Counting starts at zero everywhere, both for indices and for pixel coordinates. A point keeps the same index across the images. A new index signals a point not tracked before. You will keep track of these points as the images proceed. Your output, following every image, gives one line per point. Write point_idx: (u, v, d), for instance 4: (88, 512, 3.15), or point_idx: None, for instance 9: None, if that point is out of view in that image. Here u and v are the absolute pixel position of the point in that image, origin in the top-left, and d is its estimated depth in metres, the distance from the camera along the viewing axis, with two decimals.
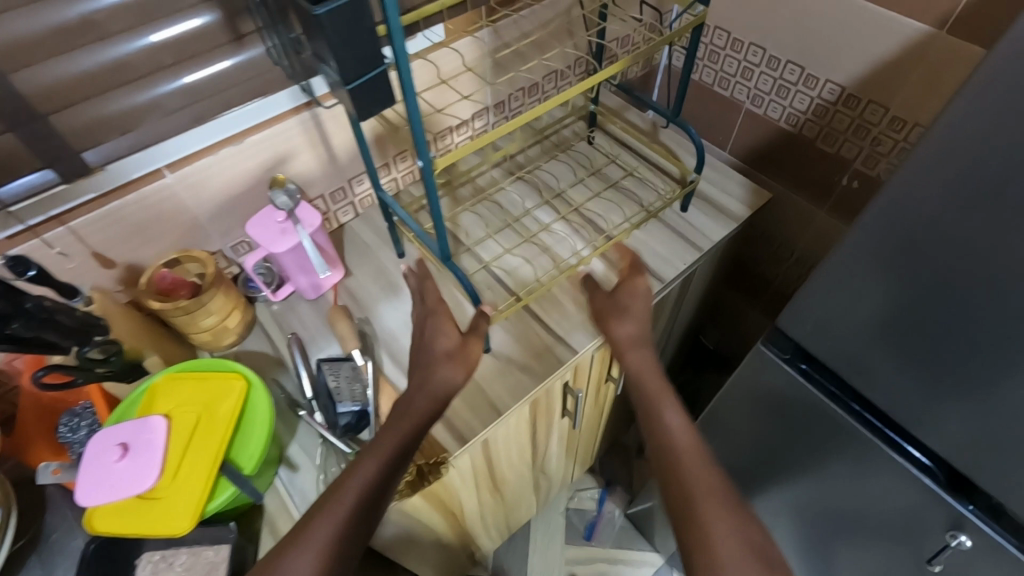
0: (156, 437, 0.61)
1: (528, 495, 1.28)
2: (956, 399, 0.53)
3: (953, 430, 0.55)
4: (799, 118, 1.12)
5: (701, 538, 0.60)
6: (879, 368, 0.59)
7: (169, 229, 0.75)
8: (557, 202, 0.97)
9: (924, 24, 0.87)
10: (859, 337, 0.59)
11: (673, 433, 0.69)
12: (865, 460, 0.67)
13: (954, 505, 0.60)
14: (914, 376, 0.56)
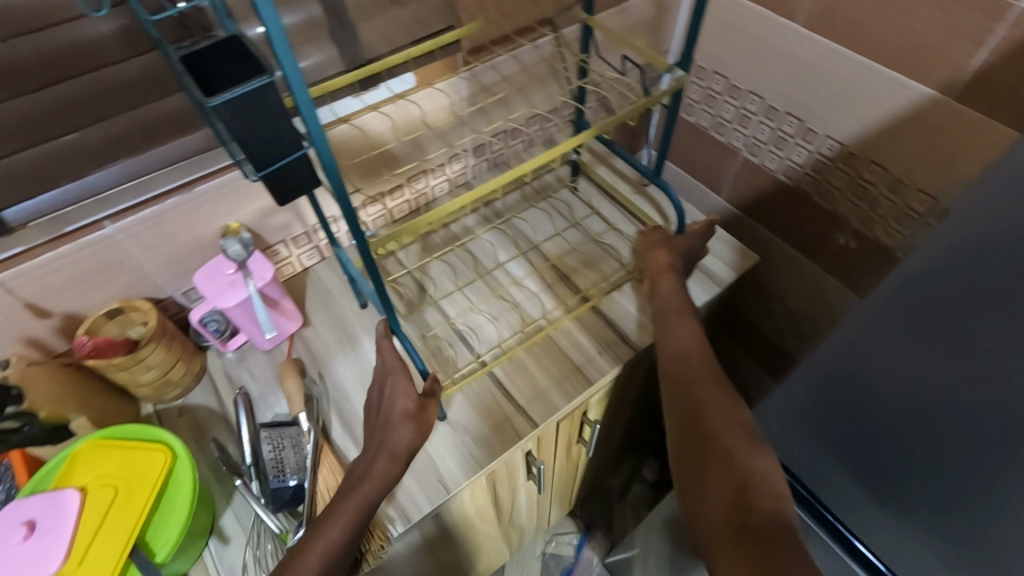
0: (66, 518, 0.57)
1: (500, 548, 1.23)
2: (924, 524, 0.51)
3: (920, 556, 0.52)
4: (796, 171, 1.06)
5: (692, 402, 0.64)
6: (848, 477, 0.56)
7: (112, 277, 0.71)
8: (533, 254, 0.92)
9: (930, 88, 0.81)
10: (831, 444, 0.56)
11: (682, 334, 0.72)
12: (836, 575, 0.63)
13: None
14: (881, 492, 0.53)
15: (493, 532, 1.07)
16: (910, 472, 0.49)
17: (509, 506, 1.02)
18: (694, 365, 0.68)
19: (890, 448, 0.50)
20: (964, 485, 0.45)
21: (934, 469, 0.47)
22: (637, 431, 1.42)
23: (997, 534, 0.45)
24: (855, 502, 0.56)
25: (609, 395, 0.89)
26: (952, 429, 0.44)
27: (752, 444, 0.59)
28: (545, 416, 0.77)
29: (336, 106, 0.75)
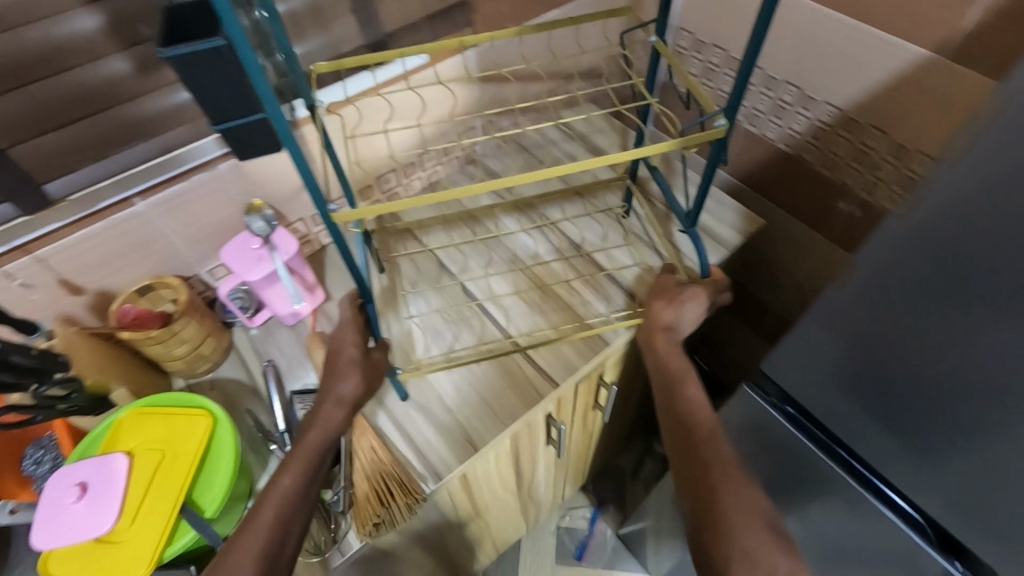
0: (116, 481, 0.59)
1: (518, 521, 1.26)
2: (929, 452, 0.54)
3: (928, 486, 0.56)
4: (797, 139, 1.09)
5: (712, 480, 0.63)
6: (863, 416, 0.58)
7: (143, 255, 0.73)
8: (579, 259, 0.91)
9: (926, 51, 0.84)
10: (838, 388, 0.59)
11: (689, 405, 0.71)
12: (858, 513, 0.65)
13: (942, 564, 0.58)
14: (893, 426, 0.56)
15: (514, 501, 1.10)
16: (924, 406, 0.52)
17: (528, 476, 1.04)
18: (710, 439, 0.67)
19: (902, 385, 0.53)
20: (976, 413, 0.48)
21: (947, 401, 0.49)
22: (647, 404, 1.45)
23: (1008, 456, 0.47)
24: (872, 440, 0.59)
25: (625, 360, 0.92)
26: (958, 354, 0.47)
27: (773, 545, 0.59)
28: (566, 378, 0.80)
29: (349, 83, 0.77)
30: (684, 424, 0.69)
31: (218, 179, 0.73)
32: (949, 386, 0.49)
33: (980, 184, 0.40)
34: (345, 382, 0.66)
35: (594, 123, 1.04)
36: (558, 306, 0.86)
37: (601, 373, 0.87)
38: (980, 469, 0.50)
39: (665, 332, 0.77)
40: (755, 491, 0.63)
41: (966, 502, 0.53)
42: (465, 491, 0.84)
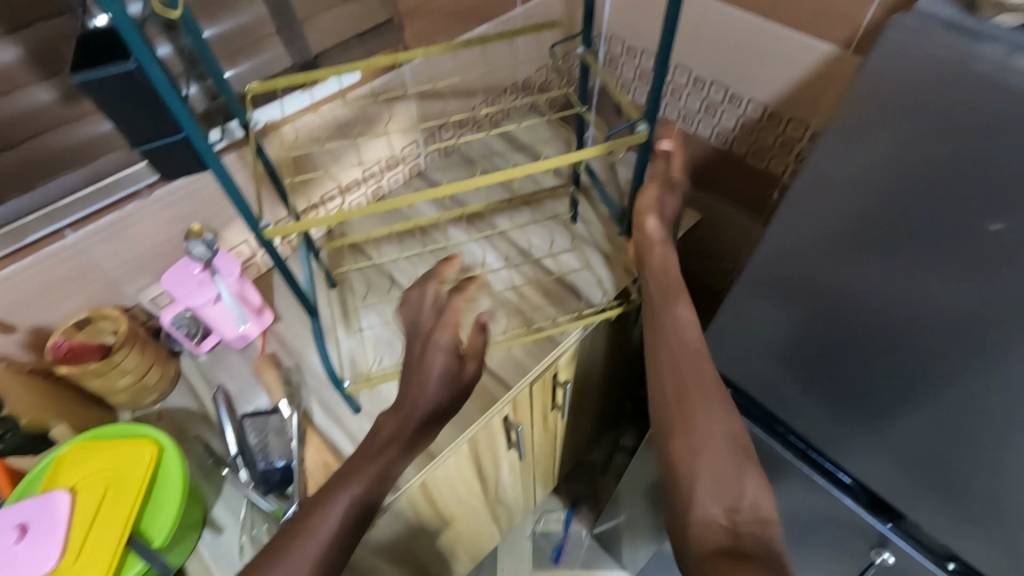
0: (57, 518, 0.58)
1: (489, 528, 1.26)
2: (856, 419, 0.58)
3: (858, 452, 0.60)
4: (728, 135, 1.14)
5: (686, 409, 0.63)
6: (796, 393, 0.62)
7: (78, 287, 0.72)
8: (534, 266, 0.92)
9: (833, 46, 0.90)
10: (770, 368, 0.63)
11: (677, 322, 0.69)
12: (800, 485, 0.70)
13: (875, 525, 0.63)
14: (821, 398, 0.60)
15: (482, 507, 1.10)
16: (841, 372, 0.56)
17: (493, 482, 1.05)
18: (697, 367, 0.65)
19: (818, 354, 0.57)
20: (885, 369, 0.52)
21: (859, 363, 0.54)
22: (612, 400, 1.48)
23: (922, 413, 0.52)
24: (801, 411, 0.63)
25: (578, 357, 0.94)
26: (859, 322, 0.51)
27: (744, 472, 0.61)
28: (518, 380, 0.81)
29: (286, 102, 0.77)
30: (670, 345, 0.68)
31: (153, 206, 0.72)
32: (858, 352, 0.53)
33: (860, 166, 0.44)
34: (438, 354, 0.60)
35: (536, 131, 1.07)
36: (509, 312, 0.87)
37: (554, 373, 0.89)
38: (896, 426, 0.54)
39: (661, 246, 0.75)
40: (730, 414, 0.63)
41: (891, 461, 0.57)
42: (428, 499, 0.84)
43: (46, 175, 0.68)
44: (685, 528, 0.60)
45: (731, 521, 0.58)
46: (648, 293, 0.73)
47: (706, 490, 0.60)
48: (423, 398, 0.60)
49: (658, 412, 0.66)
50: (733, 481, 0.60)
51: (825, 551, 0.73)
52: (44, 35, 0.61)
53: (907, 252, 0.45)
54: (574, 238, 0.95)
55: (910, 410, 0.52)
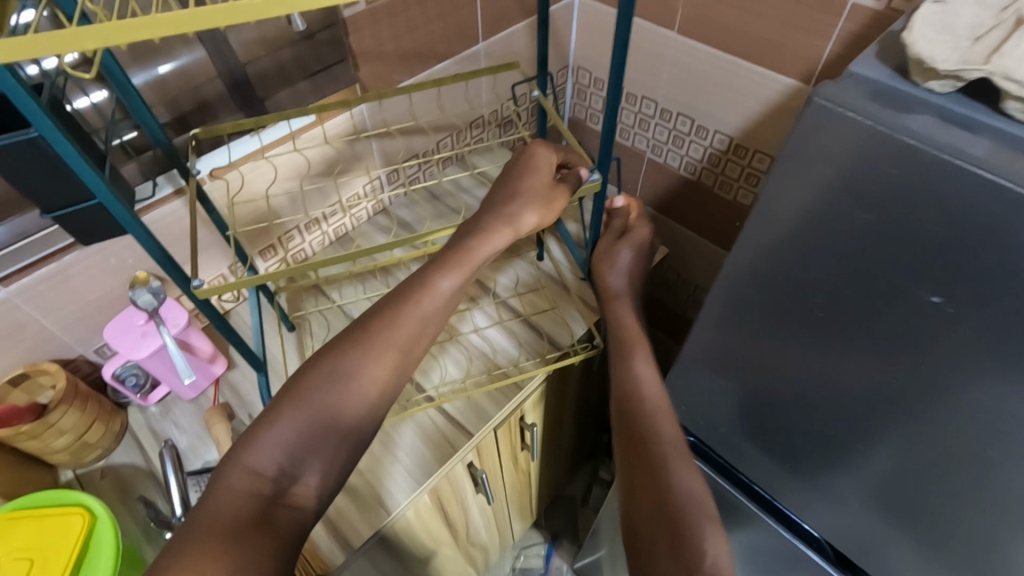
0: None
1: (464, 572, 1.22)
2: (824, 476, 0.61)
3: (827, 512, 0.64)
4: (695, 166, 1.14)
5: (653, 465, 0.60)
6: (759, 450, 0.66)
7: (13, 341, 0.69)
8: (499, 305, 0.90)
9: (793, 81, 0.90)
10: (733, 423, 0.66)
11: (639, 378, 0.68)
12: (767, 535, 0.73)
13: None
14: (783, 455, 0.63)
15: (452, 553, 1.06)
16: (799, 439, 0.60)
17: (461, 528, 1.02)
18: (660, 424, 0.64)
19: (775, 419, 0.60)
20: (845, 436, 0.55)
21: (817, 432, 0.57)
22: (588, 431, 1.45)
23: (876, 473, 0.55)
24: (765, 469, 0.67)
25: (545, 397, 0.92)
26: (817, 397, 0.54)
27: (707, 523, 0.56)
28: (480, 427, 0.79)
29: (233, 148, 0.75)
30: (628, 402, 0.66)
31: (94, 257, 0.69)
32: (813, 421, 0.57)
33: None
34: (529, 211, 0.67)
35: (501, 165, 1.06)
36: (472, 355, 0.84)
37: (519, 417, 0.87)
38: (852, 483, 0.58)
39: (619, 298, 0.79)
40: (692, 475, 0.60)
41: (853, 521, 0.61)
42: (389, 553, 0.81)
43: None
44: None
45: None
46: (608, 355, 0.74)
47: (669, 547, 0.55)
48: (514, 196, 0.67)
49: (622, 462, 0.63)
50: (697, 533, 0.56)
51: None
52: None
53: (856, 324, 0.47)
54: (539, 277, 0.94)
55: (866, 475, 0.56)
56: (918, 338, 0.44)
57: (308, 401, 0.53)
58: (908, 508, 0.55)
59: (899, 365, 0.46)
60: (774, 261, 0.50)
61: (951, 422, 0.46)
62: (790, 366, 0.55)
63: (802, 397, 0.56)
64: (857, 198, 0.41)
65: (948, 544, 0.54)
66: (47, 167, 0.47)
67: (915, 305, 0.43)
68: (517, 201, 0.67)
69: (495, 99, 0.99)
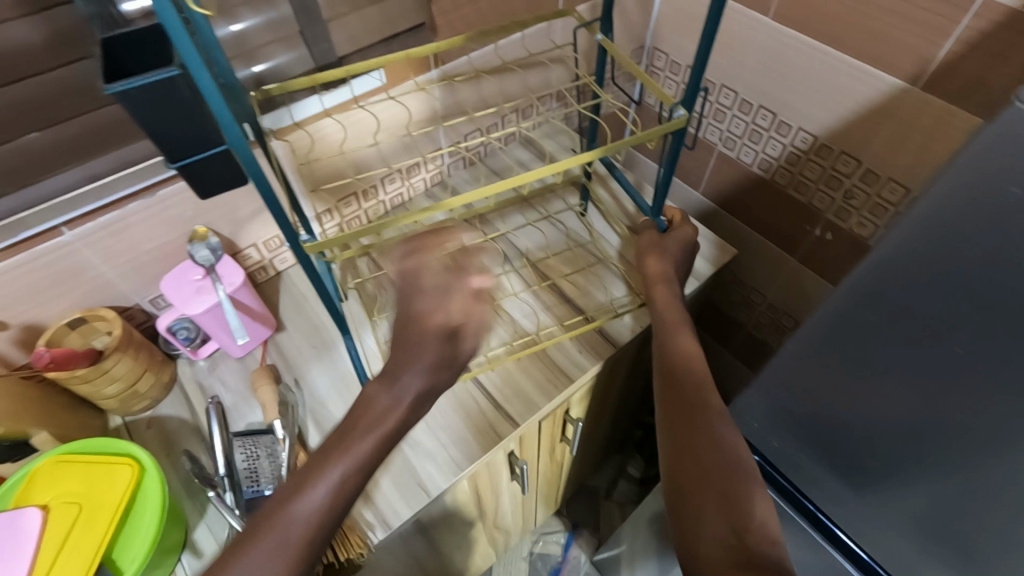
0: (25, 541, 0.54)
1: (486, 553, 1.21)
2: (907, 517, 0.55)
3: (901, 555, 0.58)
4: (770, 163, 1.07)
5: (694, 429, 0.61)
6: (836, 481, 0.60)
7: (76, 286, 0.69)
8: (531, 268, 0.89)
9: (897, 80, 0.82)
10: (806, 448, 0.61)
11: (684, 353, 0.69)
12: (824, 568, 0.68)
13: None
14: (862, 488, 0.58)
15: (479, 535, 1.05)
16: (881, 470, 0.54)
17: (492, 511, 1.00)
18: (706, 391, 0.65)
19: (850, 443, 0.56)
20: (943, 481, 0.49)
21: (909, 465, 0.52)
22: (622, 424, 1.42)
23: (974, 528, 0.50)
24: (837, 496, 0.61)
25: (592, 392, 0.89)
26: (917, 433, 0.49)
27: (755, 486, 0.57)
28: (527, 416, 0.77)
29: (295, 109, 0.73)
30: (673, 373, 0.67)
31: (157, 207, 0.69)
32: (907, 456, 0.51)
33: None
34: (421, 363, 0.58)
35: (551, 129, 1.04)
36: (505, 319, 0.84)
37: (565, 409, 0.84)
38: (941, 536, 0.53)
39: (664, 281, 0.75)
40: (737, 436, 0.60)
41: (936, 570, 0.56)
42: (422, 532, 0.80)
43: (41, 170, 0.64)
44: (691, 546, 0.55)
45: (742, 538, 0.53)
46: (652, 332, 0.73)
47: (714, 512, 0.55)
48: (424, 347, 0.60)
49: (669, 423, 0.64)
50: (742, 500, 0.56)
51: None
52: (65, 20, 0.58)
53: (985, 369, 0.42)
54: (573, 244, 0.93)
55: (959, 528, 0.51)
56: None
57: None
58: (1005, 564, 0.49)
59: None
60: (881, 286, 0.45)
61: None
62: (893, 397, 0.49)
63: (898, 432, 0.50)
64: (1004, 219, 0.36)
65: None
66: (180, 104, 0.49)
67: None
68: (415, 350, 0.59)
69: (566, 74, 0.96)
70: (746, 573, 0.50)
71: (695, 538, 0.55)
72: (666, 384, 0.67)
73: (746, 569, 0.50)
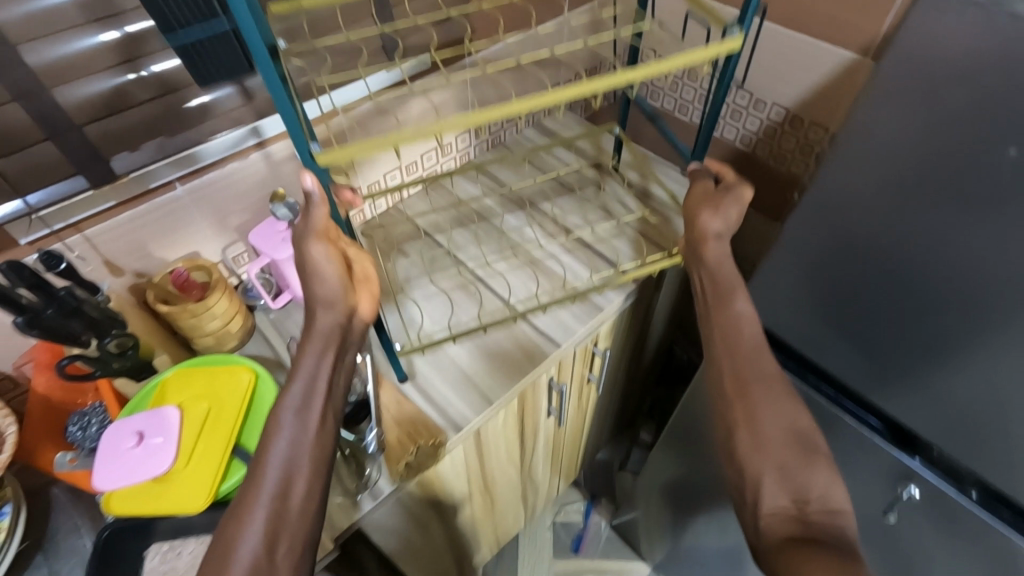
0: (169, 430, 0.64)
1: (516, 508, 1.31)
2: (906, 376, 0.65)
3: (902, 408, 0.67)
4: (751, 138, 1.24)
5: (744, 418, 0.67)
6: (842, 346, 0.69)
7: (180, 238, 0.80)
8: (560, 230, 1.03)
9: (853, 53, 0.99)
10: (811, 322, 0.71)
11: (736, 318, 0.71)
12: (834, 436, 0.77)
13: (904, 459, 0.70)
14: (867, 349, 0.67)
15: (516, 476, 1.16)
16: (891, 330, 0.63)
17: (529, 449, 1.11)
18: (760, 361, 0.69)
19: (862, 310, 0.65)
20: (921, 315, 0.60)
21: (892, 314, 0.62)
22: (634, 389, 1.54)
23: (955, 371, 0.59)
24: (846, 362, 0.70)
25: (616, 327, 1.01)
26: (901, 282, 0.60)
27: (817, 462, 0.64)
28: (565, 337, 0.90)
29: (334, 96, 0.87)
30: (727, 341, 0.71)
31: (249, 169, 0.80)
32: (898, 311, 0.62)
33: (919, 121, 0.52)
34: (363, 301, 0.65)
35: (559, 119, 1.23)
36: (543, 271, 0.97)
37: (594, 341, 0.97)
38: (930, 385, 0.63)
39: (715, 240, 0.74)
40: (792, 410, 0.67)
41: (938, 423, 0.64)
42: (477, 451, 0.90)
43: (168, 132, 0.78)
44: (753, 522, 0.64)
45: (801, 509, 0.62)
46: (704, 292, 0.74)
47: (776, 482, 0.63)
48: (363, 277, 0.66)
49: (718, 394, 0.70)
50: (801, 474, 0.63)
51: (866, 512, 0.79)
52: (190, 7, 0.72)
53: (932, 230, 0.55)
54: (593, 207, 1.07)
55: (931, 384, 0.62)
56: (998, 209, 0.50)
57: (232, 541, 0.54)
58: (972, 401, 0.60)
59: (979, 242, 0.52)
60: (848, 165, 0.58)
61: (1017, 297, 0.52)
62: (878, 259, 0.61)
63: (883, 289, 0.62)
64: (932, 101, 0.51)
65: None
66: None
67: (990, 181, 0.49)
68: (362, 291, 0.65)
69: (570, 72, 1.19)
70: (807, 545, 0.58)
71: (756, 508, 0.63)
72: (711, 365, 0.71)
73: (806, 542, 0.58)
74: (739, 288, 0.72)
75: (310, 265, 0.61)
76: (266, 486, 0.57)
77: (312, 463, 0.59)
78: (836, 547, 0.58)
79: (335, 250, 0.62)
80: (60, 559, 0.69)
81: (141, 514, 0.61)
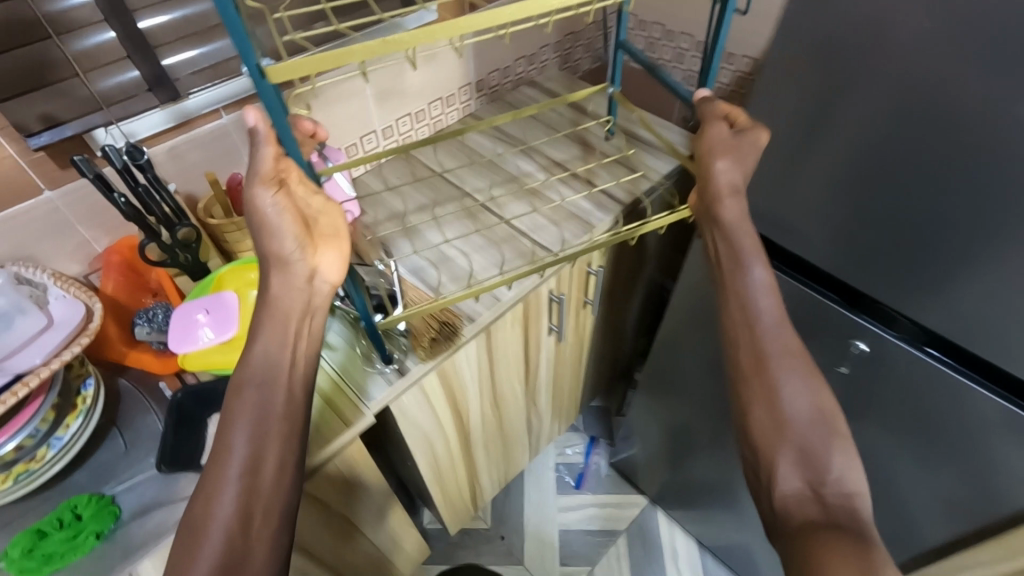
0: (229, 309, 0.75)
1: (521, 433, 1.44)
2: (881, 246, 0.74)
3: (878, 282, 0.77)
4: (725, 89, 1.37)
5: (763, 400, 0.70)
6: (818, 230, 0.79)
7: (226, 164, 0.89)
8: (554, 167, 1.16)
9: None
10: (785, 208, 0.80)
11: (749, 289, 0.73)
12: (808, 316, 0.86)
13: (853, 317, 0.81)
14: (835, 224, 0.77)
15: (521, 395, 1.28)
16: (861, 210, 0.73)
17: (532, 368, 1.22)
18: (776, 341, 0.71)
19: (830, 190, 0.75)
20: (891, 193, 0.69)
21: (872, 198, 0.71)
22: (633, 332, 1.64)
23: (915, 230, 0.69)
24: (815, 244, 0.80)
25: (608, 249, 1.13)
26: (869, 165, 0.69)
27: (834, 445, 0.68)
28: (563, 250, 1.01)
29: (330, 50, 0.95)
30: (746, 322, 0.72)
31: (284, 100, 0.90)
32: (858, 191, 0.72)
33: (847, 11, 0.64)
34: (327, 258, 0.64)
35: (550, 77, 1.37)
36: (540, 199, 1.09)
37: (588, 261, 1.08)
38: (894, 249, 0.72)
39: (733, 198, 0.73)
40: (811, 395, 0.70)
41: (896, 283, 0.74)
42: (488, 352, 1.02)
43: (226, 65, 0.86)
44: (771, 502, 0.68)
45: (817, 492, 0.66)
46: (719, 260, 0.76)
47: (792, 466, 0.68)
48: (329, 230, 0.64)
49: (735, 375, 0.73)
50: (820, 460, 0.67)
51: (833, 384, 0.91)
52: None
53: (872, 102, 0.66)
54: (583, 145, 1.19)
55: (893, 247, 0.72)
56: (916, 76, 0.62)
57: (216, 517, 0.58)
58: (925, 261, 0.70)
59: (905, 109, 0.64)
60: (796, 69, 0.70)
61: (945, 157, 0.63)
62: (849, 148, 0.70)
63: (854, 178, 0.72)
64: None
65: (977, 291, 0.67)
66: None
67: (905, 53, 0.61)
68: (325, 246, 0.64)
69: (558, 33, 1.33)
70: (826, 527, 0.63)
71: (773, 492, 0.68)
72: (728, 344, 0.74)
73: (826, 525, 0.63)
74: (750, 244, 0.73)
75: (263, 220, 0.59)
76: (235, 464, 0.60)
77: (280, 438, 0.63)
78: (851, 527, 0.62)
79: (287, 199, 0.59)
80: (132, 430, 0.80)
81: (216, 370, 0.74)
